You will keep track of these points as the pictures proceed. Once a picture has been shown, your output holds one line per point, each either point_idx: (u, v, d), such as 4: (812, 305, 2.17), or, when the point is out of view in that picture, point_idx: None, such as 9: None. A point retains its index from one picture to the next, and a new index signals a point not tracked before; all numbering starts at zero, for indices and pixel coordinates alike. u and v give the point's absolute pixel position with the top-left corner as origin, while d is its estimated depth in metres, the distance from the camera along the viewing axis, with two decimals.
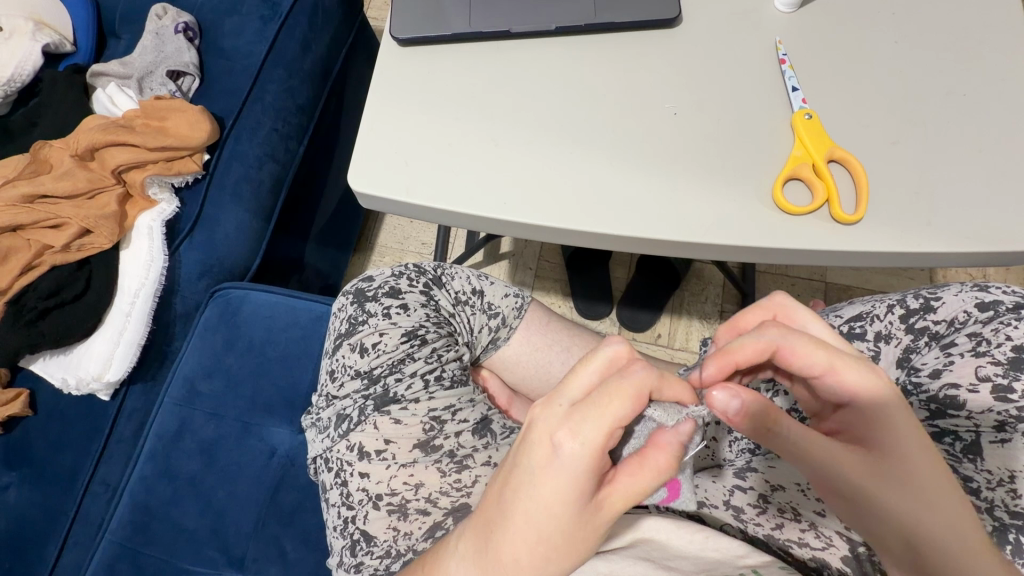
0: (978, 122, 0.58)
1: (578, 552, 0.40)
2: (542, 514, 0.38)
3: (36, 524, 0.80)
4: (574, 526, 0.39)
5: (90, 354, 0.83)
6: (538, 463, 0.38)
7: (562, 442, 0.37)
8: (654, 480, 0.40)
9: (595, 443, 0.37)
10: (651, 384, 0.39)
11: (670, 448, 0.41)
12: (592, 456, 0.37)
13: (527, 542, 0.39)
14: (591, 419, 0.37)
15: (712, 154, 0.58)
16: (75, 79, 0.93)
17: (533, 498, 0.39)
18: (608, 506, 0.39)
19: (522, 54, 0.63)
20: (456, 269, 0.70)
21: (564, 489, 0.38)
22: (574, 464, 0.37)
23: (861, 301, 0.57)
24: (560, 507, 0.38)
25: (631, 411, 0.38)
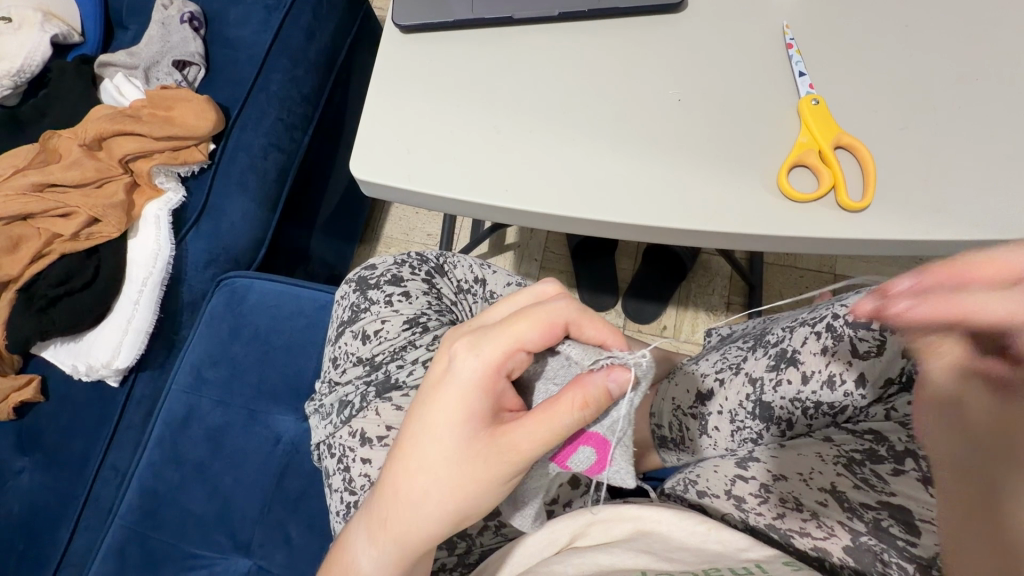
0: (992, 107, 0.57)
1: (468, 484, 0.41)
2: (432, 435, 0.42)
3: (49, 507, 0.81)
4: (462, 450, 0.41)
5: (99, 341, 0.84)
6: (437, 383, 0.43)
7: (459, 356, 0.42)
8: (565, 421, 0.39)
9: (489, 358, 0.42)
10: (564, 316, 0.42)
11: (589, 390, 0.38)
12: (482, 372, 0.41)
13: (417, 460, 0.42)
14: (488, 337, 0.42)
15: (717, 140, 0.57)
16: (83, 70, 0.94)
17: (426, 414, 0.43)
18: (502, 441, 0.41)
19: (524, 40, 0.63)
20: (458, 258, 0.71)
21: (453, 404, 0.42)
22: (464, 376, 0.42)
23: (868, 290, 0.55)
24: (447, 428, 0.42)
25: (535, 336, 0.41)
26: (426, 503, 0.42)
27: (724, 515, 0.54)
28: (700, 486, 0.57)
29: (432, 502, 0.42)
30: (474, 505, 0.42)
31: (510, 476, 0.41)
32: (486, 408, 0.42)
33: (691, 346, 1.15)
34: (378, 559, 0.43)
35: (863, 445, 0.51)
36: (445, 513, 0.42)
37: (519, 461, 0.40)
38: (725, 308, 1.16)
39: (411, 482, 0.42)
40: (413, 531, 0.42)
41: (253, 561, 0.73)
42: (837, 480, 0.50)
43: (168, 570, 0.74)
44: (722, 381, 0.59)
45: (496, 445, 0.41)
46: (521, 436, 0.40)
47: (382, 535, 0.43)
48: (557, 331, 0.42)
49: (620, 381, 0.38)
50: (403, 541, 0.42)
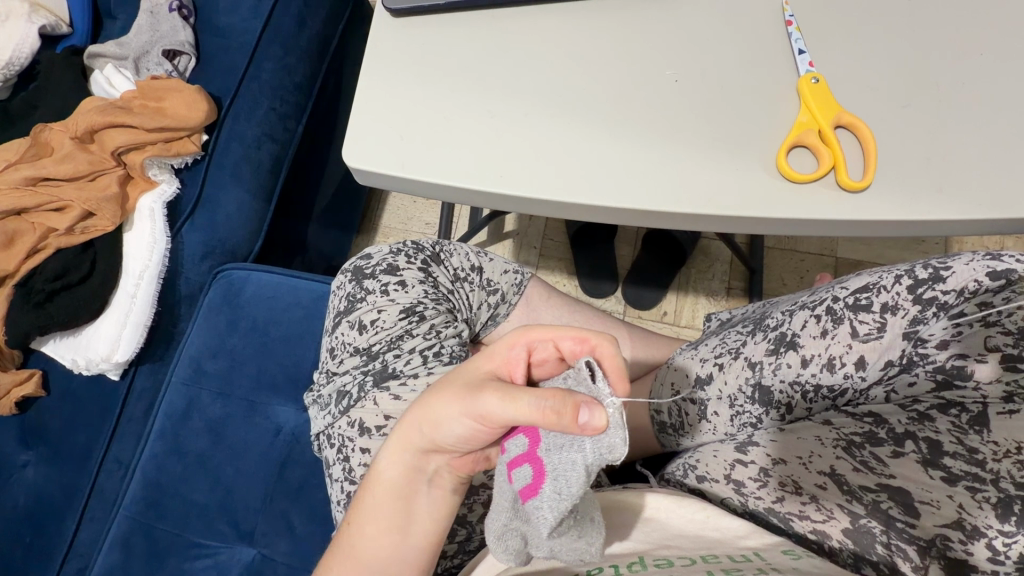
0: (994, 82, 0.56)
1: (449, 400, 0.43)
2: (464, 359, 0.47)
3: (54, 500, 0.82)
4: (469, 375, 0.44)
5: (98, 335, 0.84)
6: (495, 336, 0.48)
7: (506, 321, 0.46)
8: (529, 401, 0.37)
9: (524, 329, 0.44)
10: (593, 337, 0.42)
11: (558, 397, 0.36)
12: (516, 334, 0.44)
13: (447, 371, 0.47)
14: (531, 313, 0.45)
15: (714, 121, 0.56)
16: (73, 61, 0.93)
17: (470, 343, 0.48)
18: (485, 387, 0.41)
19: (517, 22, 0.62)
20: (455, 246, 0.70)
21: (487, 345, 0.45)
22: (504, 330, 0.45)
23: (869, 273, 0.53)
24: (475, 358, 0.46)
25: (568, 338, 0.43)
26: (430, 405, 0.46)
27: (723, 499, 0.54)
28: (699, 471, 0.55)
29: (432, 407, 0.45)
30: (457, 426, 0.43)
31: (474, 415, 0.41)
32: (503, 362, 0.44)
33: (691, 331, 1.14)
34: (384, 446, 0.48)
35: (864, 427, 0.49)
36: (438, 421, 0.45)
37: (487, 406, 0.40)
38: (725, 292, 1.16)
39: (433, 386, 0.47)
40: (414, 428, 0.46)
41: (257, 549, 0.74)
42: (837, 463, 0.49)
43: (173, 560, 0.74)
44: (721, 365, 0.57)
45: (480, 383, 0.42)
46: (497, 391, 0.40)
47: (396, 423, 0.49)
48: (583, 346, 0.42)
49: (587, 410, 0.36)
50: (404, 432, 0.47)
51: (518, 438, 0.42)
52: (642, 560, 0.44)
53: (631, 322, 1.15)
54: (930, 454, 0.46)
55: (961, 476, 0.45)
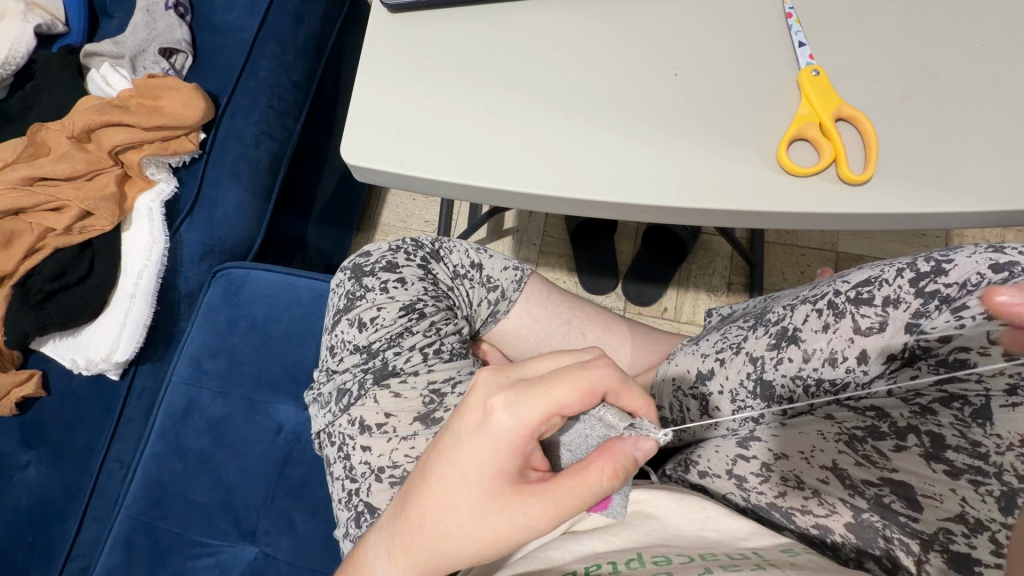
0: (996, 72, 0.56)
1: (487, 533, 0.41)
2: (460, 480, 0.42)
3: (56, 500, 0.82)
4: (488, 502, 0.41)
5: (97, 335, 0.84)
6: (468, 429, 0.42)
7: (496, 417, 0.41)
8: (598, 488, 0.40)
9: (526, 420, 0.41)
10: (605, 384, 0.42)
11: (622, 462, 0.40)
12: (519, 432, 0.41)
13: (443, 505, 0.42)
14: (528, 400, 0.41)
15: (712, 115, 0.56)
16: (69, 60, 0.92)
17: (456, 458, 0.42)
18: (534, 506, 0.40)
19: (515, 17, 0.61)
20: (454, 243, 0.69)
21: (485, 458, 0.41)
22: (499, 433, 0.41)
23: (869, 266, 0.53)
24: (479, 479, 0.41)
25: (575, 401, 0.41)
26: (451, 542, 0.42)
27: (725, 495, 0.53)
28: (701, 466, 0.55)
29: (457, 543, 0.42)
30: (492, 550, 0.42)
31: (527, 532, 0.41)
32: (514, 464, 0.41)
33: (692, 327, 1.14)
34: None
35: (866, 422, 0.49)
36: (465, 556, 0.42)
37: (546, 519, 0.40)
38: (726, 288, 1.15)
39: (435, 522, 0.42)
40: (434, 563, 0.43)
41: (258, 548, 0.74)
42: (839, 457, 0.49)
43: (174, 560, 0.74)
44: (722, 360, 0.56)
45: (521, 506, 0.40)
46: (551, 503, 0.40)
47: (405, 559, 0.43)
48: (595, 398, 0.42)
49: (641, 450, 0.41)
50: (430, 566, 0.43)
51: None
52: (640, 556, 0.43)
53: (631, 318, 1.15)
54: (932, 448, 0.46)
55: (964, 469, 0.44)
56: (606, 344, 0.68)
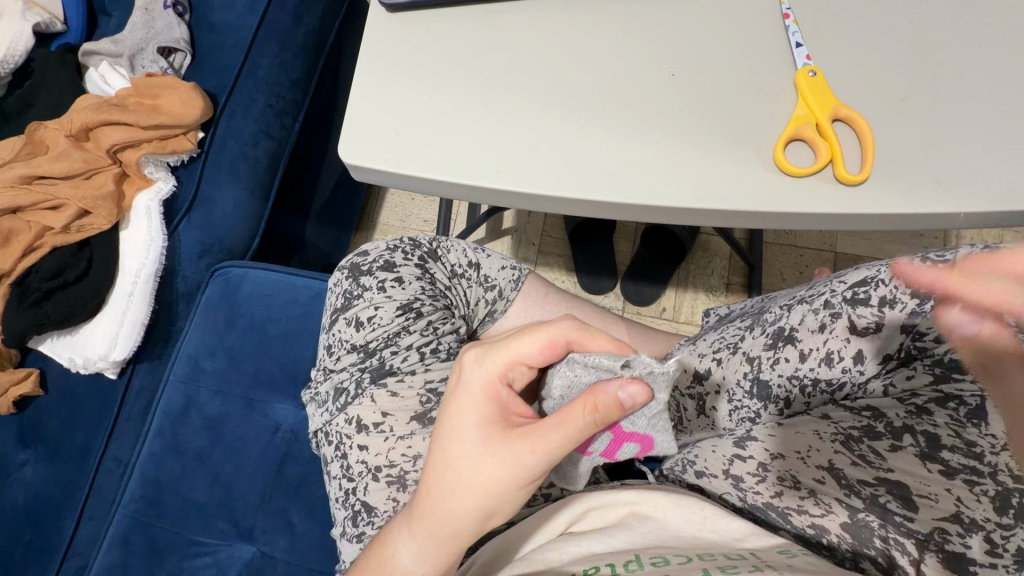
0: (993, 73, 0.56)
1: (486, 484, 0.42)
2: (450, 439, 0.44)
3: (53, 499, 0.82)
4: (480, 454, 0.43)
5: (95, 334, 0.84)
6: (450, 391, 0.46)
7: (468, 372, 0.45)
8: (580, 422, 0.40)
9: (494, 370, 0.45)
10: (566, 334, 0.44)
11: (601, 397, 0.40)
12: (491, 381, 0.45)
13: (441, 466, 0.44)
14: (493, 352, 0.45)
15: (709, 116, 0.56)
16: (67, 59, 0.92)
17: (444, 420, 0.45)
18: (524, 448, 0.42)
19: (513, 17, 0.61)
20: (452, 243, 0.69)
21: (469, 411, 0.44)
22: (474, 386, 0.45)
23: (866, 266, 0.52)
24: (466, 434, 0.44)
25: (536, 350, 0.44)
26: (456, 501, 0.43)
27: (722, 495, 0.53)
28: (697, 467, 0.55)
29: (460, 502, 0.43)
30: (499, 503, 0.43)
31: (527, 478, 0.42)
32: (498, 416, 0.44)
33: (690, 327, 1.14)
34: (416, 552, 0.44)
35: (861, 421, 0.48)
36: (475, 513, 0.43)
37: (539, 459, 0.41)
38: (724, 288, 1.15)
39: (438, 486, 0.44)
40: (445, 530, 0.43)
41: (256, 547, 0.74)
42: (835, 457, 0.48)
43: (172, 559, 0.74)
44: (719, 360, 0.57)
45: (511, 451, 0.42)
46: (538, 441, 0.41)
47: (420, 528, 0.44)
48: (558, 348, 0.44)
49: (629, 391, 0.39)
50: (439, 533, 0.43)
51: (604, 437, 0.47)
52: (639, 558, 0.43)
53: (630, 318, 1.15)
54: (928, 448, 0.45)
55: (959, 469, 0.44)
56: None
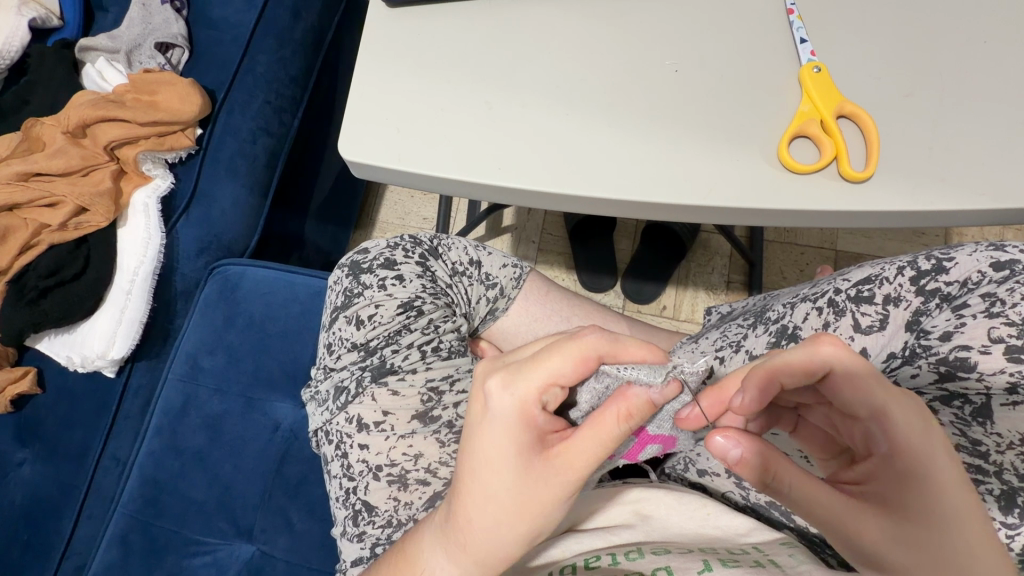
0: (997, 70, 0.55)
1: (530, 507, 0.41)
2: (486, 469, 0.42)
3: (52, 498, 0.82)
4: (522, 480, 0.41)
5: (92, 332, 0.83)
6: (477, 419, 0.43)
7: (496, 399, 0.42)
8: (618, 433, 0.40)
9: (525, 395, 0.41)
10: (596, 349, 0.41)
11: (634, 401, 0.39)
12: (522, 407, 0.41)
13: (480, 497, 0.42)
14: (519, 376, 0.41)
15: (712, 112, 0.55)
16: (64, 54, 0.91)
17: (477, 448, 0.42)
18: (564, 467, 0.40)
19: (514, 12, 0.61)
20: (453, 240, 0.69)
21: (502, 440, 0.41)
22: (505, 414, 0.41)
23: (870, 264, 0.53)
24: (503, 463, 0.41)
25: (568, 370, 0.40)
26: (502, 528, 0.42)
27: (725, 493, 0.52)
28: (700, 466, 0.54)
29: (505, 529, 0.42)
30: (547, 520, 0.42)
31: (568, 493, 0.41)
32: (533, 439, 0.41)
33: (691, 325, 1.14)
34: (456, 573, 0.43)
35: None
36: (521, 536, 0.42)
37: (581, 475, 0.41)
38: (724, 287, 1.15)
39: (479, 516, 0.42)
40: (490, 556, 0.42)
41: (256, 546, 0.74)
42: None
43: (171, 558, 0.74)
44: (722, 359, 0.56)
45: (554, 472, 0.41)
46: (579, 458, 0.40)
47: (463, 556, 0.43)
48: (590, 364, 0.41)
49: (664, 392, 0.40)
50: (484, 558, 0.42)
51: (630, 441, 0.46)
52: (640, 548, 0.43)
53: (630, 316, 1.14)
54: None
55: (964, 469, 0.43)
56: None
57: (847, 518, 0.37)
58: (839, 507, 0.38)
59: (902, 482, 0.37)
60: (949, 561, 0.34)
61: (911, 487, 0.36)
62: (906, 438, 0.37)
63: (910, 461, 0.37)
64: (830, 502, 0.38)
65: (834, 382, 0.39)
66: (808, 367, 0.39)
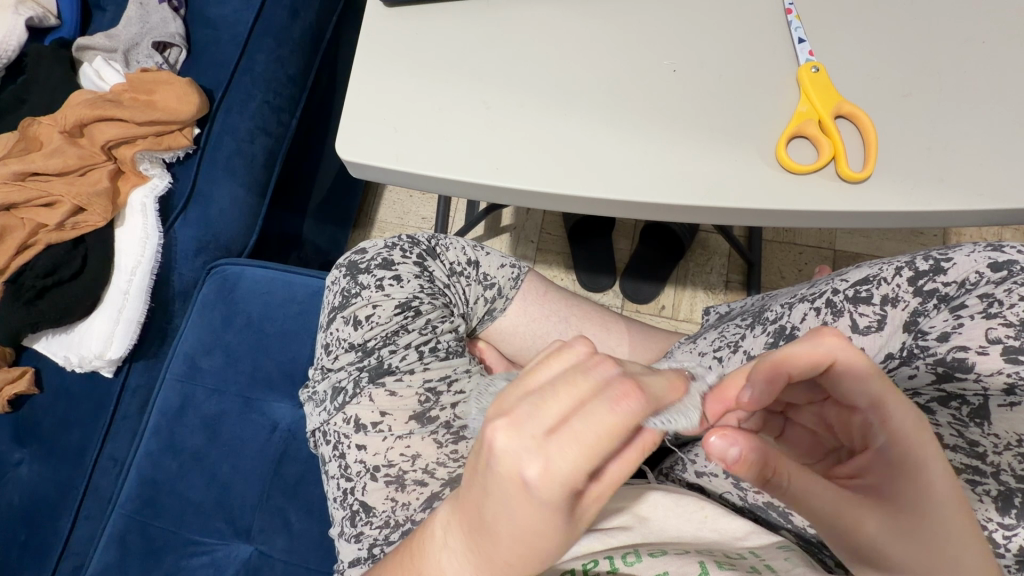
0: (996, 71, 0.55)
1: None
2: (515, 559, 0.29)
3: (49, 499, 0.82)
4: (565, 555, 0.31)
5: (90, 333, 0.83)
6: (502, 505, 0.28)
7: (535, 485, 0.26)
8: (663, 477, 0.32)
9: (576, 479, 0.26)
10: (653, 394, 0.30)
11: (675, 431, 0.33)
12: (570, 494, 0.27)
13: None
14: (570, 457, 0.26)
15: (711, 112, 0.55)
16: (61, 54, 0.91)
17: (499, 540, 0.29)
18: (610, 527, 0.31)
19: (512, 11, 0.60)
20: (451, 240, 0.69)
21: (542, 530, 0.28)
22: (548, 505, 0.27)
23: (867, 265, 0.52)
24: (540, 551, 0.29)
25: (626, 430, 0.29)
26: None
27: (723, 494, 0.52)
28: (698, 467, 0.53)
29: None
30: None
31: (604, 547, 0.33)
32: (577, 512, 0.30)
33: (690, 325, 1.14)
34: None
35: None
36: None
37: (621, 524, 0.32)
38: (723, 286, 1.15)
39: None
40: None
41: (254, 546, 0.74)
42: None
43: (170, 559, 0.74)
44: (720, 359, 0.56)
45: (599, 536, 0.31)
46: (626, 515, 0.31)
47: None
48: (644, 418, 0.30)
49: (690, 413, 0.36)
50: None
51: None
52: (637, 551, 0.43)
53: (629, 316, 1.14)
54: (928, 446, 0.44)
55: (962, 470, 0.42)
56: (604, 342, 0.67)
57: (846, 515, 0.37)
58: (832, 500, 0.37)
59: (898, 475, 0.37)
60: (943, 551, 0.35)
61: (909, 480, 0.36)
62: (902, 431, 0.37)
63: (907, 454, 0.36)
64: (831, 500, 0.37)
65: (833, 376, 0.38)
66: (812, 362, 0.38)
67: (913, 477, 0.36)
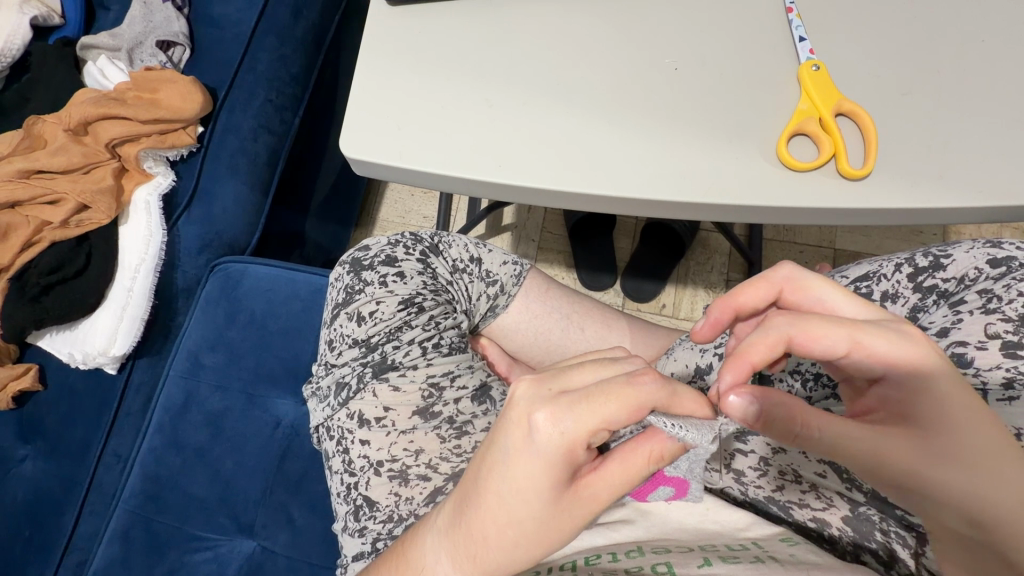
0: (995, 69, 0.56)
1: (540, 541, 0.38)
2: (514, 496, 0.38)
3: (53, 494, 0.82)
4: (548, 512, 0.38)
5: (94, 330, 0.83)
6: (514, 444, 0.37)
7: (542, 428, 0.36)
8: (643, 469, 0.38)
9: (573, 435, 0.36)
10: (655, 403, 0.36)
11: (667, 444, 0.38)
12: (565, 446, 0.36)
13: (502, 520, 0.38)
14: (575, 412, 0.36)
15: (712, 110, 0.56)
16: (65, 52, 0.91)
17: (506, 477, 0.38)
18: (587, 496, 0.38)
19: (514, 10, 0.61)
20: (453, 237, 0.69)
21: (537, 473, 0.37)
22: (546, 449, 0.36)
23: (867, 261, 0.53)
24: (533, 493, 0.37)
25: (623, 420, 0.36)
26: (511, 556, 0.39)
27: (723, 488, 0.51)
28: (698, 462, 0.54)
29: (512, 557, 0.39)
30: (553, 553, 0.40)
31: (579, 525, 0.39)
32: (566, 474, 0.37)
33: (690, 323, 1.14)
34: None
35: None
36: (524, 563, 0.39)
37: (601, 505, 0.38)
38: (724, 285, 1.15)
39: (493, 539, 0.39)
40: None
41: (257, 541, 0.74)
42: None
43: (173, 554, 0.74)
44: (722, 355, 0.56)
45: (576, 506, 0.38)
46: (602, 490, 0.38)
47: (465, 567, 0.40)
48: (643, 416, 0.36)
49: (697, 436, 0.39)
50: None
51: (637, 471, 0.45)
52: (640, 547, 0.43)
53: (630, 314, 1.15)
54: None
55: None
56: (605, 338, 0.67)
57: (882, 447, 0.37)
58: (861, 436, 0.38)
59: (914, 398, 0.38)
60: (967, 460, 0.37)
61: (924, 400, 0.38)
62: (937, 368, 0.38)
63: (913, 376, 0.38)
64: (863, 439, 0.37)
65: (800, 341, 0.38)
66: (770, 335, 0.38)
67: (925, 396, 0.38)
